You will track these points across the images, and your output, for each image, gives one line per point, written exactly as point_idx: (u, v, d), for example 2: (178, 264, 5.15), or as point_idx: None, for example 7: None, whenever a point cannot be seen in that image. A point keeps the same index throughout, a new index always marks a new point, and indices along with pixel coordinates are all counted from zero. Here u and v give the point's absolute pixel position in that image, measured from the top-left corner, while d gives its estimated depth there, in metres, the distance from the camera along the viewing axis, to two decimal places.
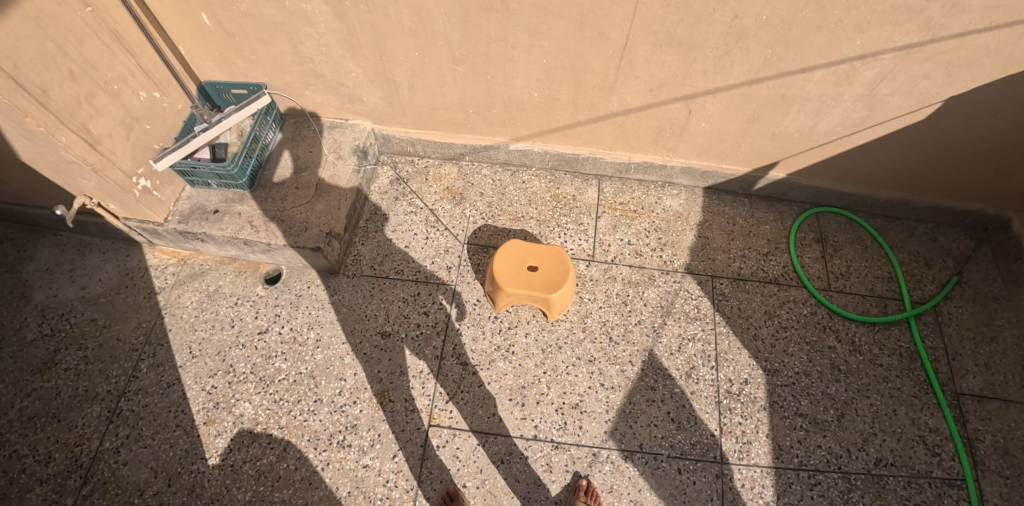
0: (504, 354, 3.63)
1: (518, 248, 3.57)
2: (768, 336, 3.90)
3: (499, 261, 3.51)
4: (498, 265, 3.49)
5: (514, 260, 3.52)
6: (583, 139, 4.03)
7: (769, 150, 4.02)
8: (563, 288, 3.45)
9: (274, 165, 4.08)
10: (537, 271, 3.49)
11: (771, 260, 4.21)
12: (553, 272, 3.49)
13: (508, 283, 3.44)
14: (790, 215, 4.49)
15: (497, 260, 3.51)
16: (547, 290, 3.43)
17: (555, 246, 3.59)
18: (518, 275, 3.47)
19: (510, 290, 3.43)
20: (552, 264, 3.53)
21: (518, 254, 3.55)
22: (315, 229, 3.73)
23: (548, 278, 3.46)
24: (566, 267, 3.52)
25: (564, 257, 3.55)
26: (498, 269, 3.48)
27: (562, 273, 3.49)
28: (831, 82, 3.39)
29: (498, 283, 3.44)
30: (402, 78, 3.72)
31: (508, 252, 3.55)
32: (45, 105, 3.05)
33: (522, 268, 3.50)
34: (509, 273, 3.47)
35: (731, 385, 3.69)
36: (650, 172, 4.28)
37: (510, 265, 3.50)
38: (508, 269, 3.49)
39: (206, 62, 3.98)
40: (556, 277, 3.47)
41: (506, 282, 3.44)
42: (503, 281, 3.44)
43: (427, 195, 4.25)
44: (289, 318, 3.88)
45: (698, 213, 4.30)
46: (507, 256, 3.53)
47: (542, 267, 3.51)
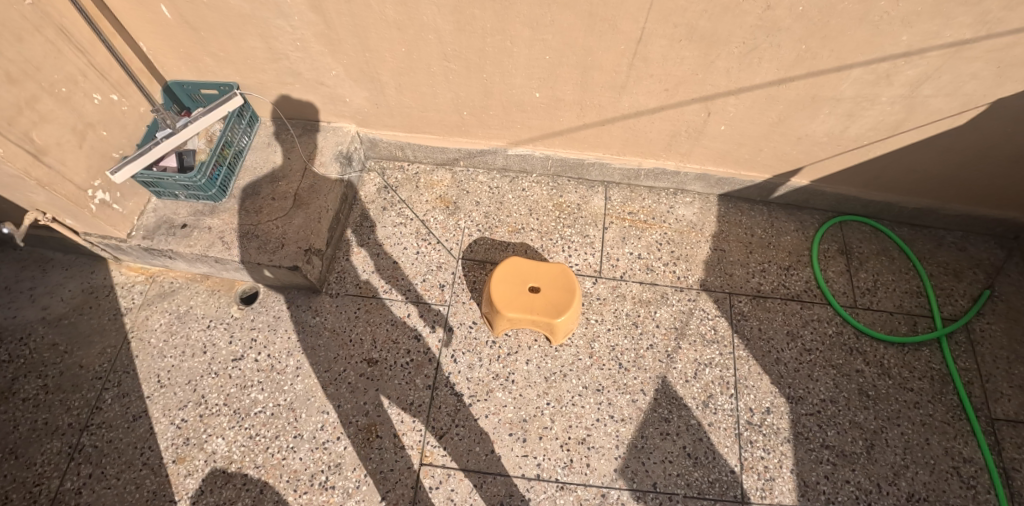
0: (503, 383, 3.26)
1: (519, 266, 3.19)
2: (791, 360, 3.57)
3: (497, 281, 3.13)
4: (496, 286, 3.12)
5: (515, 280, 3.14)
6: (589, 142, 3.65)
7: (793, 155, 3.66)
8: (569, 311, 3.07)
9: (248, 174, 3.71)
10: (540, 293, 3.11)
11: (793, 275, 3.87)
12: (558, 293, 3.11)
13: (507, 307, 3.06)
14: (812, 225, 4.14)
15: (495, 282, 3.13)
16: (551, 314, 3.05)
17: (561, 263, 3.20)
18: (518, 297, 3.09)
19: (510, 314, 3.06)
20: (557, 284, 3.15)
21: (519, 273, 3.17)
22: (292, 245, 3.36)
23: (553, 301, 3.09)
24: (573, 287, 3.14)
25: (570, 276, 3.17)
26: (495, 290, 3.11)
27: (568, 294, 3.11)
28: (868, 82, 3.03)
29: (496, 307, 3.07)
30: (388, 77, 3.34)
31: (507, 270, 3.17)
32: None
33: (523, 289, 3.12)
34: (509, 295, 3.10)
35: (752, 415, 3.34)
36: (661, 179, 3.91)
37: (510, 285, 3.13)
38: (508, 290, 3.11)
39: (171, 60, 3.60)
40: (562, 299, 3.09)
41: (504, 305, 3.07)
42: (501, 304, 3.07)
43: (417, 204, 3.87)
44: (266, 344, 3.51)
45: (714, 223, 3.93)
46: (505, 275, 3.15)
47: (545, 287, 3.13)
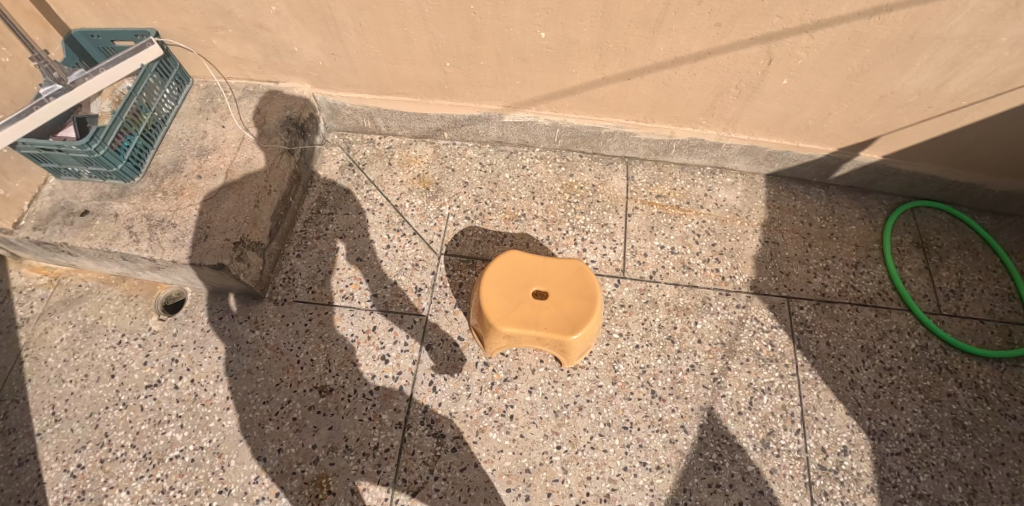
0: (499, 420, 2.40)
1: (518, 264, 2.38)
2: (869, 383, 2.77)
3: (489, 285, 2.32)
4: (488, 292, 2.30)
5: (513, 283, 2.32)
6: (608, 104, 2.84)
7: (867, 120, 2.88)
8: (589, 324, 2.25)
9: (172, 147, 2.90)
10: (548, 299, 2.29)
11: (863, 274, 3.08)
12: (573, 300, 2.30)
13: (505, 321, 2.24)
14: (880, 212, 3.35)
15: (487, 283, 2.32)
16: (564, 328, 2.23)
17: (577, 260, 2.39)
18: (519, 306, 2.27)
19: (507, 331, 2.23)
20: (571, 287, 2.33)
21: (519, 273, 2.35)
22: (219, 236, 2.54)
23: (565, 310, 2.27)
24: (593, 291, 2.32)
25: (589, 276, 2.36)
26: (487, 298, 2.28)
27: (586, 301, 2.30)
28: (991, 12, 2.24)
29: (489, 320, 2.25)
30: (344, 14, 2.53)
31: (502, 270, 2.36)
32: None
33: (525, 296, 2.30)
34: (506, 304, 2.27)
35: (825, 457, 2.53)
36: (698, 153, 3.11)
37: (507, 290, 2.31)
38: (505, 297, 2.29)
39: (71, 2, 2.78)
40: (578, 309, 2.28)
41: (500, 318, 2.25)
42: (496, 316, 2.25)
43: (390, 186, 3.04)
44: (189, 366, 2.68)
45: (763, 210, 3.13)
46: (501, 277, 2.34)
47: (555, 292, 2.31)
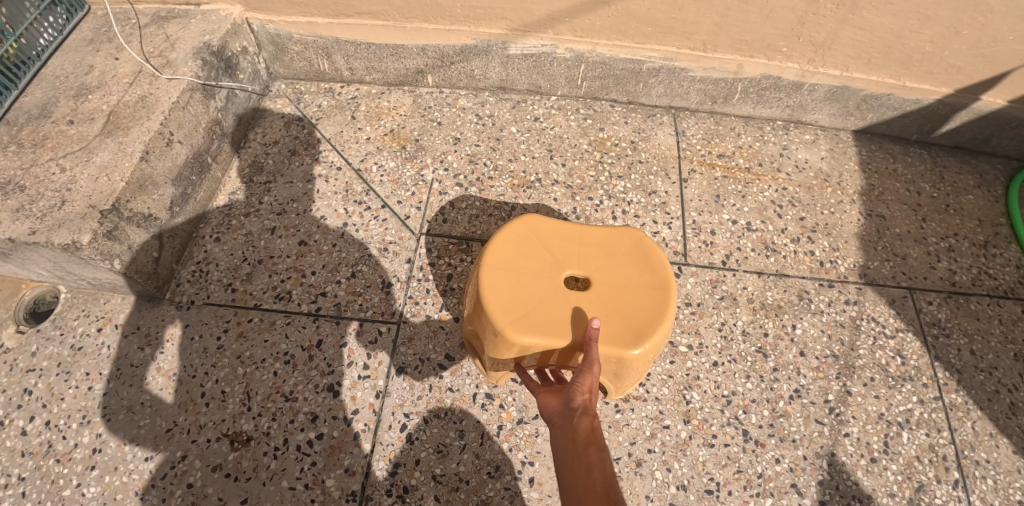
0: (510, 484, 1.53)
1: (535, 238, 1.55)
2: None
3: (493, 270, 1.47)
4: (493, 282, 1.44)
5: (532, 267, 1.48)
6: (656, 21, 2.03)
7: (1005, 43, 2.07)
8: (660, 325, 1.41)
9: (46, 88, 2.00)
10: (592, 289, 1.46)
11: (997, 257, 2.26)
12: (630, 288, 1.47)
13: (526, 327, 1.37)
14: (997, 180, 2.52)
15: (493, 267, 1.47)
16: (623, 333, 1.38)
17: (626, 229, 1.59)
18: (546, 301, 1.42)
19: (531, 342, 1.36)
20: (624, 268, 1.51)
21: (540, 252, 1.52)
22: (82, 202, 1.65)
23: (621, 306, 1.43)
24: (658, 272, 1.50)
25: (648, 252, 1.55)
26: (492, 290, 1.43)
27: (651, 288, 1.47)
28: None
29: (499, 328, 1.37)
30: None
31: (512, 247, 1.52)
32: None
33: (554, 286, 1.45)
34: (523, 298, 1.42)
35: None
36: (771, 99, 2.32)
37: (524, 279, 1.46)
38: (520, 289, 1.44)
39: None
40: (639, 301, 1.44)
41: (517, 323, 1.37)
42: (510, 319, 1.38)
43: (352, 145, 2.20)
44: (46, 401, 1.72)
45: (858, 174, 2.33)
46: (511, 259, 1.49)
47: (599, 277, 1.48)
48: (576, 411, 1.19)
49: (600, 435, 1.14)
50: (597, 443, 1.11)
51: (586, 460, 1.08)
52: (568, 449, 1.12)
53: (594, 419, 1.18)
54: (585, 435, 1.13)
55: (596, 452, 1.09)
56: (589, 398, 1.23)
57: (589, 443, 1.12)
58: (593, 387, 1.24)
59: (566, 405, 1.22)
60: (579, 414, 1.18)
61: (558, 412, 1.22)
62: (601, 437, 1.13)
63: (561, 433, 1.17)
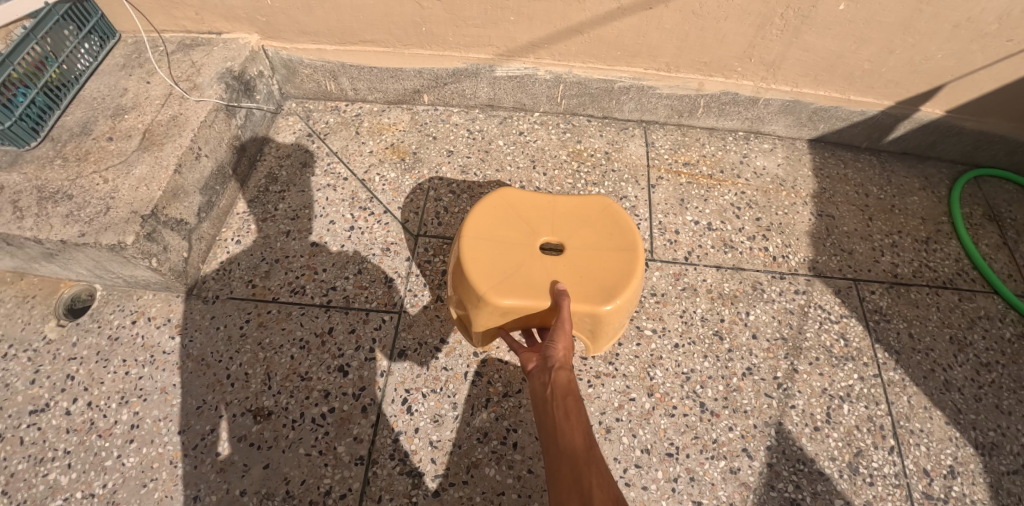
0: (496, 449, 1.77)
1: (512, 210, 1.82)
2: (967, 384, 2.17)
3: (476, 240, 1.72)
4: (483, 255, 1.69)
5: (510, 236, 1.74)
6: (625, 46, 2.29)
7: (936, 61, 2.36)
8: (628, 282, 1.67)
9: (84, 108, 2.27)
10: (570, 256, 1.71)
11: (937, 252, 2.52)
12: (603, 253, 1.73)
13: (507, 290, 1.62)
14: (942, 182, 2.80)
15: (484, 245, 1.71)
16: (599, 291, 1.64)
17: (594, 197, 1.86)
18: (530, 270, 1.67)
19: (513, 302, 1.61)
20: (592, 234, 1.78)
21: (520, 226, 1.77)
22: (125, 207, 1.91)
23: (595, 268, 1.69)
24: (624, 236, 1.77)
25: (614, 218, 1.82)
26: (475, 259, 1.68)
27: (620, 251, 1.73)
28: None
29: (491, 295, 1.61)
30: None
31: (496, 225, 1.77)
32: None
33: (531, 252, 1.71)
34: (503, 264, 1.68)
35: (929, 483, 1.91)
36: (731, 112, 2.58)
37: (511, 252, 1.70)
38: (506, 260, 1.68)
39: None
40: (611, 262, 1.71)
41: (508, 289, 1.62)
42: (499, 287, 1.62)
43: (357, 157, 2.45)
44: (87, 385, 1.97)
45: (811, 179, 2.59)
46: (498, 236, 1.74)
47: (571, 242, 1.74)
48: (554, 366, 1.44)
49: (575, 385, 1.40)
50: (572, 393, 1.37)
51: (564, 406, 1.35)
52: (550, 398, 1.39)
53: (569, 372, 1.44)
54: (562, 387, 1.39)
55: (572, 400, 1.35)
56: (566, 354, 1.49)
57: (567, 394, 1.38)
58: (568, 345, 1.50)
59: (546, 362, 1.47)
60: (557, 369, 1.44)
61: (540, 368, 1.47)
62: (575, 387, 1.39)
63: (544, 385, 1.43)
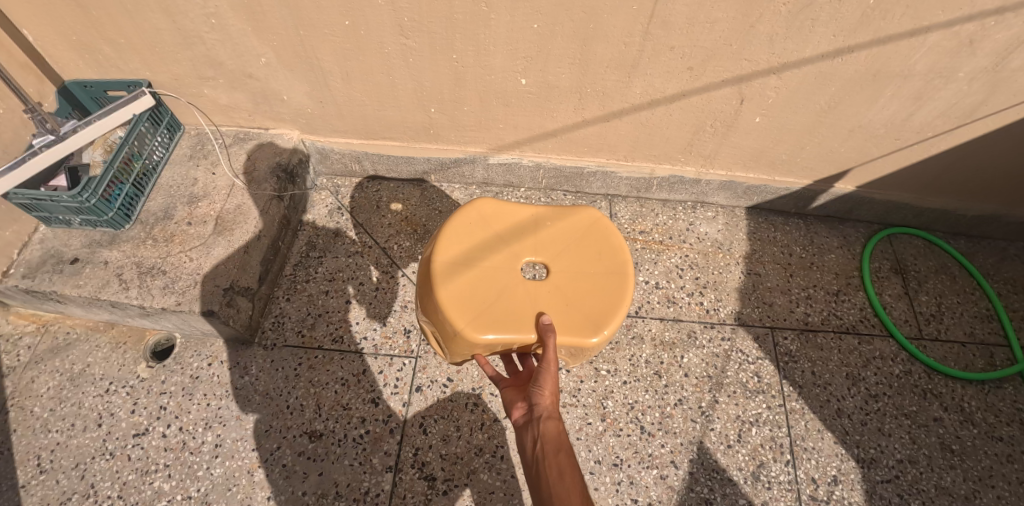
0: (489, 461, 2.40)
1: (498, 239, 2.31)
2: (855, 411, 2.79)
3: (465, 271, 2.19)
4: (492, 295, 2.14)
5: (501, 269, 2.22)
6: (590, 145, 2.90)
7: (841, 153, 2.95)
8: (608, 299, 2.19)
9: (164, 195, 2.90)
10: (562, 285, 2.21)
11: (845, 302, 3.14)
12: (586, 278, 2.24)
13: (515, 323, 2.08)
14: (857, 240, 3.43)
15: (490, 285, 2.16)
16: (590, 310, 2.15)
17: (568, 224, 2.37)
18: (531, 302, 2.15)
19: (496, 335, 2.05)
20: (572, 260, 2.30)
21: (514, 265, 2.24)
22: (209, 283, 2.58)
23: (582, 292, 2.21)
24: (597, 259, 2.30)
25: (586, 244, 2.35)
26: (466, 290, 2.13)
27: (600, 274, 2.26)
28: (946, 51, 2.36)
29: (503, 328, 2.06)
30: (332, 63, 2.57)
31: (495, 267, 2.22)
32: None
33: (517, 280, 2.20)
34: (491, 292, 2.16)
35: (816, 488, 2.53)
36: (678, 189, 3.20)
37: (513, 289, 2.17)
38: (510, 296, 2.15)
39: (65, 53, 2.79)
40: (594, 285, 2.22)
41: (518, 321, 2.09)
42: (510, 319, 2.08)
43: (378, 228, 3.09)
44: (177, 414, 2.63)
45: (745, 242, 3.21)
46: (500, 276, 2.20)
47: (553, 270, 2.25)
48: (545, 419, 1.95)
49: (563, 432, 1.92)
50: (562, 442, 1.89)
51: (559, 455, 1.86)
52: (546, 453, 1.87)
53: (555, 422, 1.95)
54: (555, 437, 1.90)
55: (563, 448, 1.87)
56: (551, 407, 1.99)
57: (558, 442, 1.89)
58: (552, 397, 2.00)
59: (538, 416, 1.97)
60: (548, 421, 1.95)
61: (536, 421, 1.97)
62: (563, 436, 1.90)
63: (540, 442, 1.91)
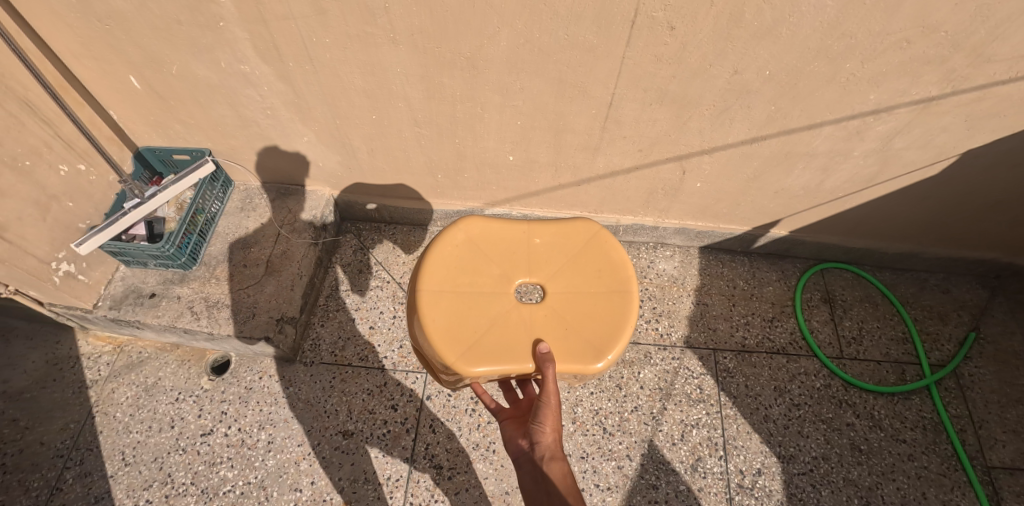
0: (483, 454, 3.21)
1: (490, 265, 2.55)
2: (780, 416, 3.47)
3: (463, 302, 2.43)
4: (491, 324, 2.38)
5: (498, 299, 2.46)
6: (566, 201, 3.59)
7: (772, 207, 3.62)
8: (603, 317, 2.43)
9: (221, 241, 3.58)
10: (557, 309, 2.45)
11: (777, 327, 3.82)
12: (580, 299, 2.48)
13: (516, 351, 2.31)
14: (793, 273, 4.12)
15: (488, 316, 2.41)
16: (587, 330, 2.40)
17: (558, 248, 2.61)
18: (529, 328, 2.39)
19: (497, 367, 2.28)
20: (565, 281, 2.53)
21: (511, 293, 2.49)
22: (264, 315, 3.29)
23: (577, 314, 2.44)
24: (590, 279, 2.53)
25: (577, 264, 2.58)
26: (466, 322, 2.38)
27: (594, 294, 2.49)
28: (840, 138, 2.98)
29: (506, 356, 2.30)
30: (359, 142, 3.25)
31: (491, 296, 2.46)
32: None
33: (510, 306, 2.45)
34: (489, 320, 2.40)
35: (742, 477, 3.22)
36: (641, 234, 3.92)
37: (510, 317, 2.41)
38: (508, 324, 2.39)
39: (143, 129, 3.46)
40: (588, 306, 2.46)
41: (518, 349, 2.32)
42: (510, 348, 2.32)
43: (394, 266, 3.87)
44: (236, 417, 3.34)
45: (697, 277, 3.95)
46: (497, 305, 2.44)
47: (548, 295, 2.48)
48: (550, 457, 2.22)
49: (567, 470, 2.19)
50: (566, 477, 2.16)
51: (564, 491, 2.12)
52: (552, 490, 2.13)
53: (559, 461, 2.21)
54: (560, 474, 2.17)
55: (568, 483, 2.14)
56: (553, 446, 2.26)
57: (564, 479, 2.16)
58: (555, 437, 2.28)
59: (543, 455, 2.24)
60: (552, 459, 2.21)
61: (542, 457, 2.24)
62: (567, 472, 2.18)
63: (546, 482, 2.16)
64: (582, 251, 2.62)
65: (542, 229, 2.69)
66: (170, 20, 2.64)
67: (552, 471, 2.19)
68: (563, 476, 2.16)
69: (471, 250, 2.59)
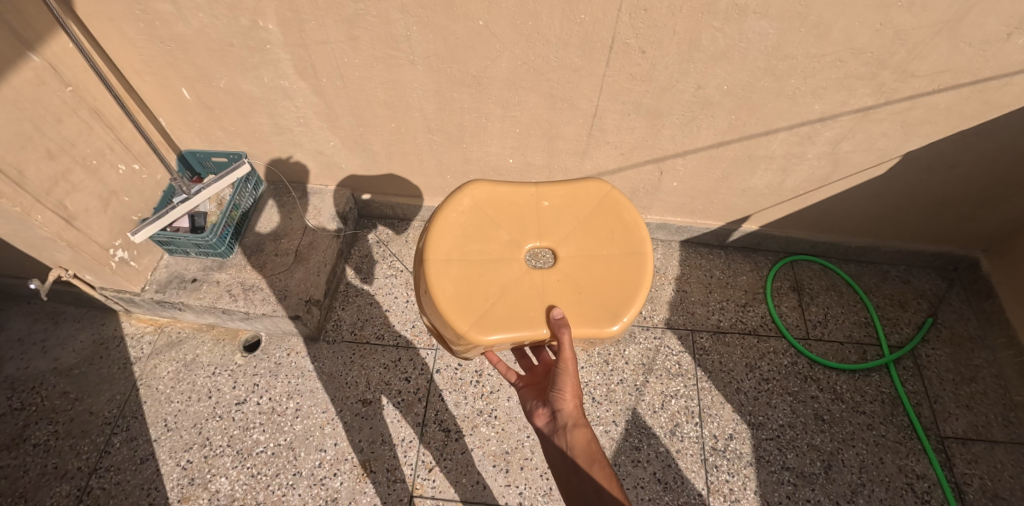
0: (486, 419, 3.65)
1: (505, 235, 2.93)
2: (750, 389, 3.90)
3: (482, 268, 2.82)
4: (508, 288, 2.77)
5: (513, 265, 2.84)
6: None
7: (741, 204, 4.11)
8: (610, 277, 2.82)
9: (254, 234, 4.05)
10: (568, 272, 2.83)
11: (749, 311, 4.28)
12: (589, 262, 2.87)
13: (532, 312, 2.69)
14: (765, 265, 4.58)
15: (505, 281, 2.79)
16: (596, 290, 2.78)
17: (566, 216, 2.99)
18: (543, 290, 2.77)
19: (516, 329, 2.64)
20: (574, 247, 2.92)
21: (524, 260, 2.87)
22: (295, 297, 3.74)
23: (587, 276, 2.82)
24: (597, 244, 2.92)
25: (584, 230, 2.97)
26: (485, 287, 2.76)
27: (600, 258, 2.88)
28: (794, 143, 3.47)
29: (524, 316, 2.68)
30: (379, 146, 3.74)
31: (506, 263, 2.85)
32: (38, 198, 3.14)
33: (521, 272, 2.82)
34: (506, 283, 2.78)
35: (716, 441, 3.65)
36: None
37: (525, 281, 2.80)
38: (524, 288, 2.77)
39: (188, 135, 3.94)
40: (596, 269, 2.84)
41: (534, 309, 2.70)
42: (526, 309, 2.70)
43: (407, 256, 4.34)
44: (267, 388, 3.77)
45: (677, 267, 4.46)
46: (512, 270, 2.83)
47: (558, 260, 2.87)
48: (572, 423, 2.61)
49: (587, 431, 2.59)
50: (587, 438, 2.56)
51: (586, 450, 2.52)
52: (576, 449, 2.53)
53: (580, 424, 2.61)
54: (582, 436, 2.57)
55: (589, 443, 2.54)
56: (573, 412, 2.65)
57: (585, 440, 2.56)
58: (574, 403, 2.66)
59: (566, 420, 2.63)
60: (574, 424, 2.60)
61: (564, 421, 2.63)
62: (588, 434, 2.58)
63: (571, 444, 2.55)
64: (584, 218, 3.01)
65: (542, 201, 3.05)
66: (224, 43, 3.13)
67: (574, 434, 2.58)
68: (584, 438, 2.56)
69: (488, 221, 2.97)
